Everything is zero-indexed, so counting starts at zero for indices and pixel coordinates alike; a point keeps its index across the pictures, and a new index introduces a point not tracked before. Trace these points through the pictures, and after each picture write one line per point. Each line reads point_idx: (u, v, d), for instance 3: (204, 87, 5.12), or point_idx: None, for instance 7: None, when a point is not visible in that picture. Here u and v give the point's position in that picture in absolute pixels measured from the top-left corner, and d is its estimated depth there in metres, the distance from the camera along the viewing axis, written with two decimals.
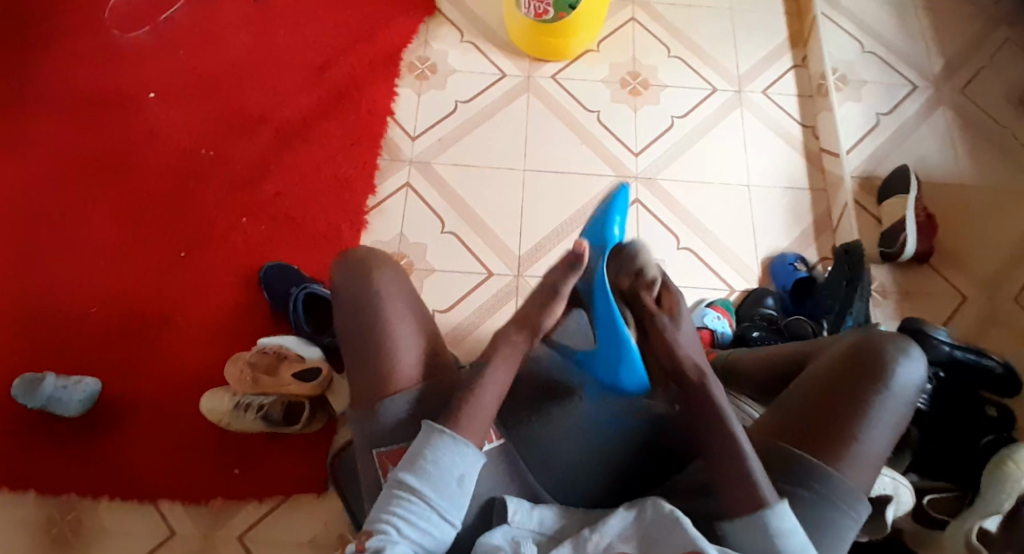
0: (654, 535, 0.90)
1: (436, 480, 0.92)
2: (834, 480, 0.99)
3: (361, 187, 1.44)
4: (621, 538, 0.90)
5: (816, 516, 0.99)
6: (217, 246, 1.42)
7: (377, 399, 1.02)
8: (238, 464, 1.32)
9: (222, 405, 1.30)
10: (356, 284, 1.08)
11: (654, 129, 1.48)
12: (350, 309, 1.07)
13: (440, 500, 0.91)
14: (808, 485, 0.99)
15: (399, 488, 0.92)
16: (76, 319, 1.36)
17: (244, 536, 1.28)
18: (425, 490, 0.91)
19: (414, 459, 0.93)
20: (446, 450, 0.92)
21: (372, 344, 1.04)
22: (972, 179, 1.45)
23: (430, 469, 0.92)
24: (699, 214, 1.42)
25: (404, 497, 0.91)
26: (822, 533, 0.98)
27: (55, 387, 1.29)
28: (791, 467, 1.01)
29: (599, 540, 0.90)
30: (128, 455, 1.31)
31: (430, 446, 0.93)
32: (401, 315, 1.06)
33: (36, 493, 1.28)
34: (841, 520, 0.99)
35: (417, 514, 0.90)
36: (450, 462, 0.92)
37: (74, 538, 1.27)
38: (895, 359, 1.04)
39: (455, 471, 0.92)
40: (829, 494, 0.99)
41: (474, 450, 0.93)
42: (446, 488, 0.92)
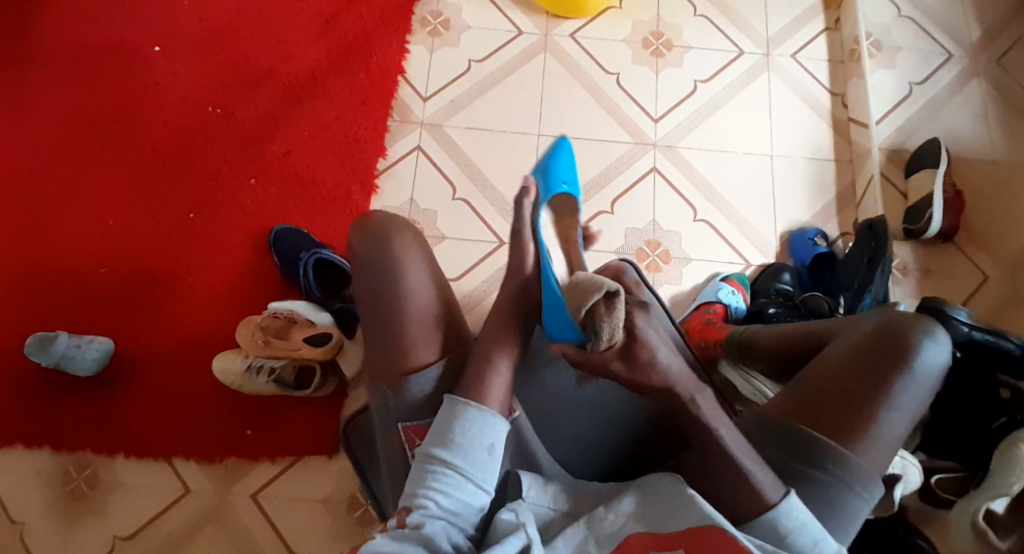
0: (666, 516, 0.87)
1: (466, 450, 0.91)
2: (851, 464, 0.98)
3: (372, 149, 1.41)
4: (635, 517, 0.89)
5: (829, 499, 0.98)
6: (228, 206, 1.40)
7: (397, 377, 1.01)
8: (250, 425, 1.33)
9: (234, 367, 1.31)
10: (375, 257, 1.05)
11: (675, 95, 1.43)
12: (368, 280, 1.05)
13: (473, 471, 0.91)
14: (822, 467, 0.98)
15: (432, 462, 0.91)
16: (86, 278, 1.36)
17: (257, 495, 1.31)
18: (460, 461, 0.90)
19: (443, 434, 0.92)
20: (473, 420, 0.92)
21: (386, 322, 1.03)
22: (1003, 154, 1.40)
23: (460, 441, 0.91)
24: (719, 184, 1.39)
25: (438, 470, 0.90)
26: (836, 518, 0.97)
27: (67, 347, 1.30)
28: (806, 449, 0.99)
29: (612, 520, 0.88)
30: (141, 415, 1.33)
31: (457, 418, 0.92)
32: (420, 288, 1.04)
33: (52, 450, 1.31)
34: (854, 503, 0.98)
35: (453, 486, 0.90)
36: (480, 433, 0.92)
37: (90, 494, 1.29)
38: (919, 343, 1.01)
39: (485, 441, 0.92)
40: (846, 478, 0.97)
41: (501, 419, 0.93)
42: (478, 457, 0.91)
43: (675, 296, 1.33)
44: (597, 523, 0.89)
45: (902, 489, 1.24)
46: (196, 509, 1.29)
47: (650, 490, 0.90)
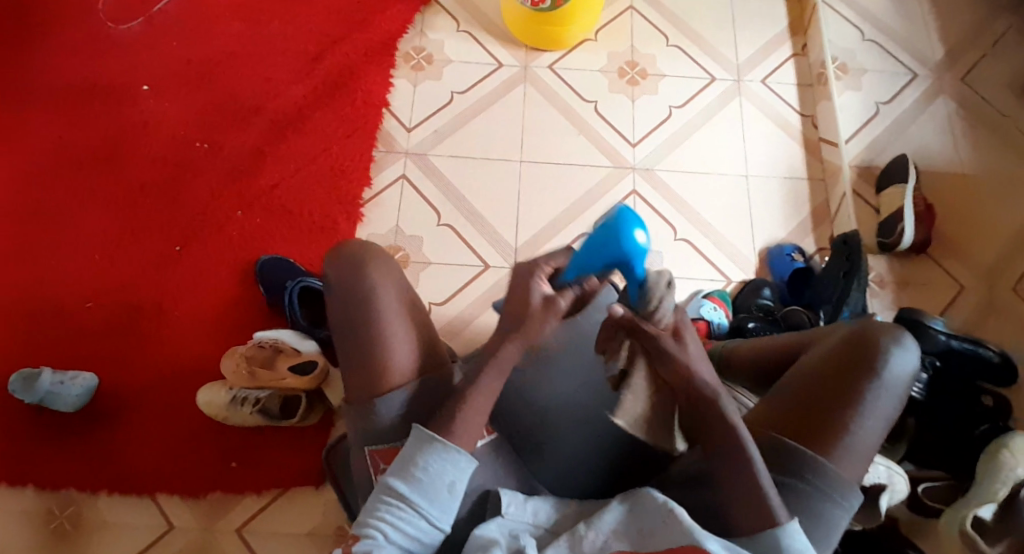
0: (646, 532, 0.89)
1: (425, 487, 0.90)
2: (827, 471, 0.98)
3: (357, 180, 1.43)
4: (617, 534, 0.89)
5: (811, 508, 0.98)
6: (214, 239, 1.41)
7: (370, 399, 1.02)
8: (236, 457, 1.32)
9: (219, 398, 1.30)
10: (347, 280, 1.06)
11: (652, 120, 1.47)
12: (343, 306, 1.06)
13: (430, 507, 0.90)
14: (801, 477, 0.98)
15: (388, 494, 0.91)
16: (70, 313, 1.36)
17: (243, 529, 1.29)
18: (415, 497, 0.90)
19: (405, 467, 0.91)
20: (436, 458, 0.91)
21: (364, 343, 1.03)
22: (971, 169, 1.44)
23: (418, 476, 0.91)
24: (699, 204, 1.42)
25: (392, 502, 0.90)
26: (814, 527, 0.98)
27: (51, 383, 1.29)
28: (785, 458, 1.00)
29: (593, 538, 0.89)
30: (126, 449, 1.31)
31: (420, 453, 0.91)
32: (393, 309, 1.05)
33: (35, 488, 1.29)
34: (834, 511, 0.99)
35: (404, 520, 0.90)
36: (441, 471, 0.91)
37: (72, 532, 1.27)
38: (889, 352, 1.03)
39: (445, 479, 0.91)
40: (824, 486, 0.98)
41: (466, 458, 0.91)
42: (436, 494, 0.91)
43: None
44: (578, 540, 0.89)
45: (890, 498, 1.24)
46: (182, 545, 1.27)
47: (627, 506, 0.91)
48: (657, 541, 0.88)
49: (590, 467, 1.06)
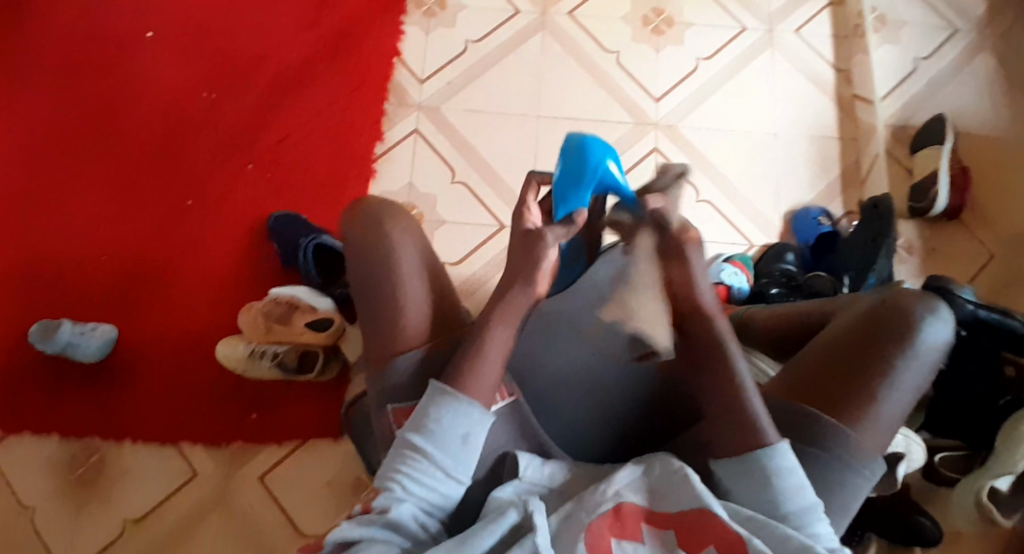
0: (659, 495, 0.88)
1: (439, 439, 0.91)
2: (848, 441, 0.96)
3: (368, 133, 1.40)
4: (631, 488, 0.89)
5: (832, 478, 0.97)
6: (224, 194, 1.40)
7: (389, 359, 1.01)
8: (256, 408, 1.35)
9: (237, 352, 1.31)
10: (365, 251, 1.05)
11: (676, 74, 1.41)
12: (361, 264, 1.05)
13: (445, 458, 0.91)
14: (824, 448, 0.96)
15: (403, 447, 0.92)
16: (86, 265, 1.37)
17: (264, 478, 1.33)
18: (431, 449, 0.91)
19: (418, 419, 0.92)
20: (448, 409, 0.91)
21: (380, 306, 1.03)
22: (1008, 130, 1.38)
23: (433, 428, 0.91)
24: (724, 164, 1.37)
25: (407, 455, 0.91)
26: (835, 495, 0.97)
27: (71, 335, 1.31)
28: (808, 428, 0.98)
29: (608, 488, 0.88)
30: (146, 401, 1.34)
31: (433, 406, 0.92)
32: (409, 272, 1.04)
33: (61, 437, 1.33)
34: (855, 480, 0.97)
35: (422, 472, 0.90)
36: (454, 422, 0.91)
37: (98, 479, 1.31)
38: (922, 321, 1.00)
39: (457, 430, 0.91)
40: (846, 457, 0.96)
41: (480, 409, 0.91)
42: (450, 447, 0.91)
43: None
44: (592, 497, 0.88)
45: (907, 466, 1.27)
46: (204, 493, 1.31)
47: (646, 470, 0.90)
48: (669, 503, 0.88)
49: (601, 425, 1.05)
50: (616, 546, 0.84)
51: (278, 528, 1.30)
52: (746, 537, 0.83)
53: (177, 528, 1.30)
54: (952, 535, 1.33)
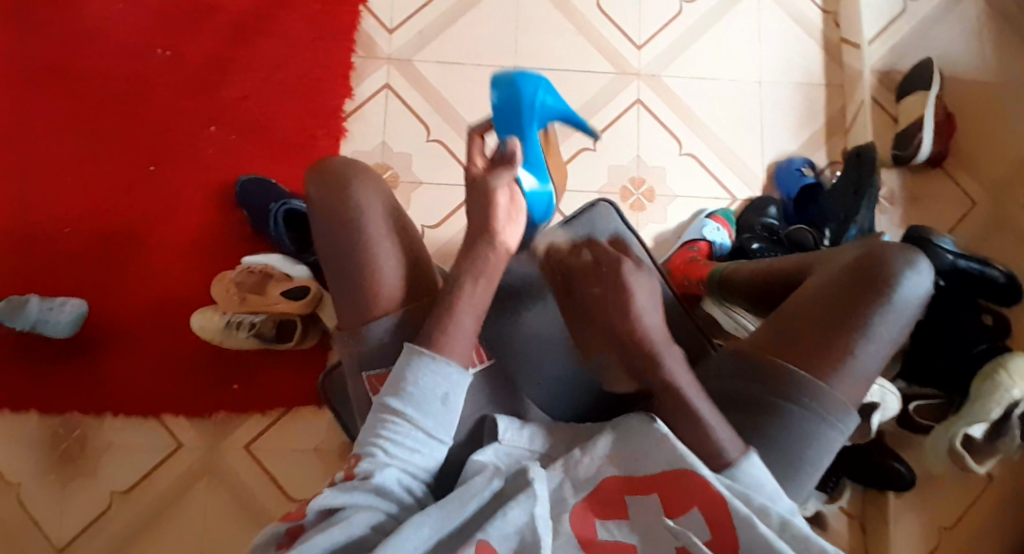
0: (637, 456, 0.86)
1: (419, 401, 0.87)
2: (822, 394, 0.95)
3: (336, 90, 1.36)
4: (610, 458, 0.87)
5: (801, 431, 0.95)
6: (189, 157, 1.35)
7: (360, 326, 0.96)
8: (237, 379, 1.33)
9: (212, 324, 1.28)
10: (330, 212, 0.99)
11: (659, 19, 1.39)
12: (327, 229, 0.99)
13: (426, 419, 0.87)
14: (794, 400, 0.95)
15: (382, 412, 0.87)
16: (49, 236, 1.32)
17: (250, 446, 1.32)
18: (410, 411, 0.86)
19: (396, 383, 0.88)
20: (425, 371, 0.87)
21: (349, 271, 0.97)
22: (992, 73, 1.37)
23: (411, 391, 0.87)
24: (705, 115, 1.35)
25: (387, 420, 0.87)
26: (805, 446, 0.96)
27: (40, 310, 1.26)
28: (784, 380, 0.96)
29: (587, 463, 0.87)
30: (123, 373, 1.32)
31: (410, 368, 0.87)
32: (376, 232, 0.98)
33: (40, 413, 1.31)
34: (825, 432, 0.96)
35: (403, 435, 0.86)
36: (433, 383, 0.87)
37: (81, 454, 1.30)
38: (901, 274, 0.97)
39: (437, 390, 0.87)
40: (819, 409, 0.95)
41: (457, 368, 0.88)
42: (430, 407, 0.87)
43: (658, 236, 1.31)
44: (572, 466, 0.88)
45: (881, 416, 1.25)
46: (189, 463, 1.31)
47: (624, 431, 0.88)
48: (649, 465, 0.86)
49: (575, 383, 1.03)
50: (599, 527, 0.84)
51: (266, 495, 1.30)
52: (728, 498, 0.81)
53: (163, 500, 1.29)
54: (926, 476, 1.34)
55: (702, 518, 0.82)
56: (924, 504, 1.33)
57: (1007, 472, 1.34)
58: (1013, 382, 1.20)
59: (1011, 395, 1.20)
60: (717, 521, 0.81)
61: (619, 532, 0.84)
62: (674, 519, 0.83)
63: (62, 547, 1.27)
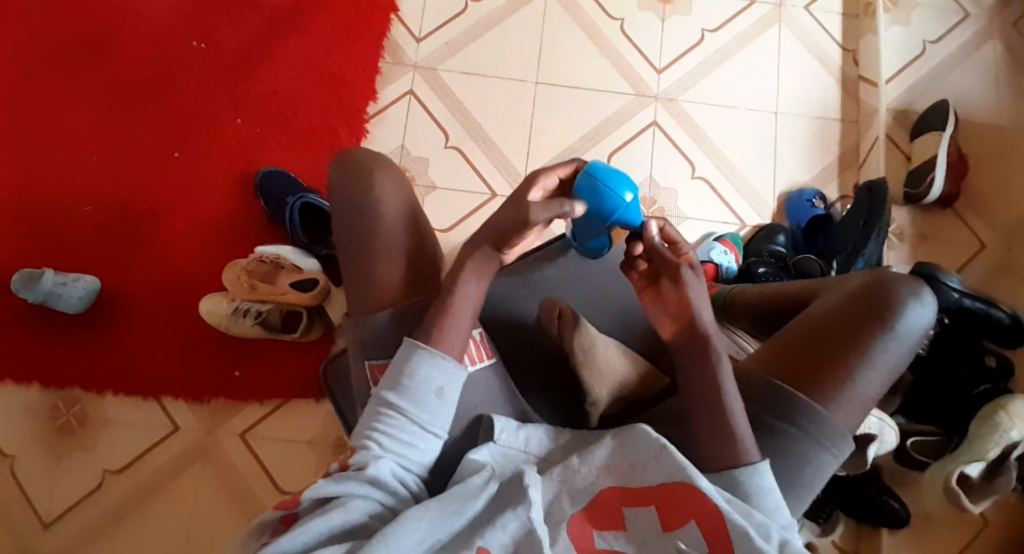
0: (637, 469, 0.85)
1: (414, 394, 0.88)
2: (819, 416, 0.95)
3: (362, 91, 1.40)
4: (607, 469, 0.86)
5: (798, 453, 0.95)
6: (212, 146, 1.39)
7: (364, 314, 0.98)
8: (239, 366, 1.35)
9: (221, 309, 1.31)
10: (344, 206, 1.01)
11: (681, 45, 1.42)
12: (343, 214, 1.01)
13: (421, 413, 0.88)
14: (793, 422, 0.95)
15: (379, 405, 0.89)
16: (70, 213, 1.35)
17: (245, 434, 1.33)
18: (406, 404, 0.88)
19: (394, 377, 0.89)
20: (422, 364, 0.88)
21: (363, 260, 1.00)
22: (1008, 119, 1.38)
23: (408, 385, 0.88)
24: (721, 141, 1.38)
25: (383, 413, 0.88)
26: (800, 469, 0.95)
27: (53, 284, 1.29)
28: (781, 402, 0.96)
29: (585, 474, 0.86)
30: (129, 352, 1.34)
31: (407, 361, 0.89)
32: (386, 226, 1.00)
33: (43, 386, 1.33)
34: (820, 456, 0.96)
35: (399, 428, 0.87)
36: (428, 376, 0.88)
37: (80, 429, 1.32)
38: (903, 304, 0.99)
39: (432, 383, 0.88)
40: (815, 432, 0.95)
41: (453, 362, 0.89)
42: (426, 401, 0.88)
43: None
44: (570, 476, 0.86)
45: (878, 447, 1.24)
46: (183, 447, 1.32)
47: (625, 441, 0.87)
48: (648, 478, 0.85)
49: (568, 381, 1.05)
50: (597, 537, 0.83)
51: (258, 484, 1.31)
52: (726, 511, 0.81)
53: (154, 481, 1.31)
54: (921, 518, 1.33)
55: (700, 533, 0.82)
56: (919, 545, 1.31)
57: (1006, 520, 1.32)
58: (1012, 423, 1.20)
59: (1010, 435, 1.20)
60: (712, 534, 0.81)
61: (617, 543, 0.83)
62: (672, 530, 0.83)
63: (52, 521, 1.29)
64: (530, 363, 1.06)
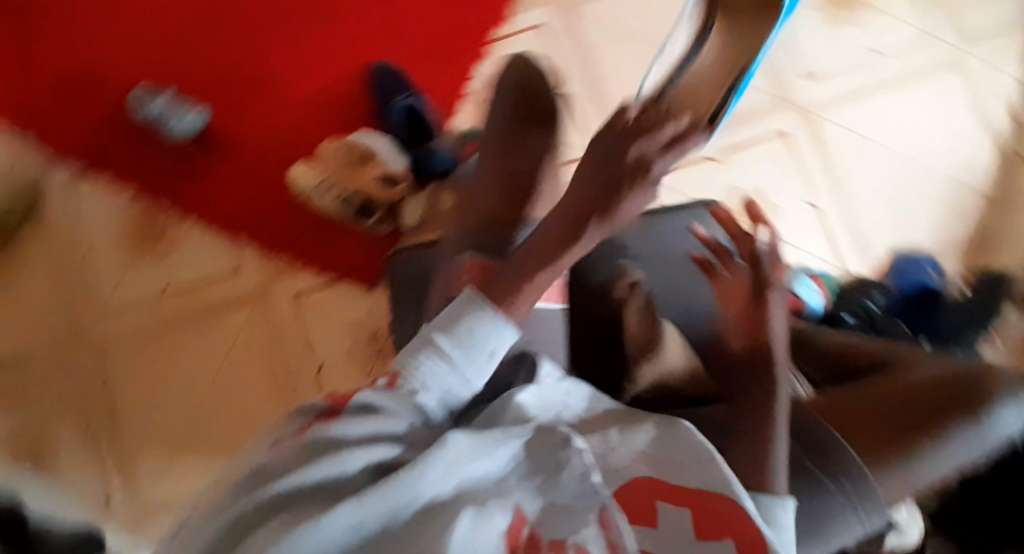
0: (677, 467, 0.76)
1: (469, 351, 0.78)
2: (863, 480, 0.91)
3: (489, 19, 1.54)
4: (646, 458, 0.77)
5: (826, 507, 0.89)
6: (345, 32, 1.51)
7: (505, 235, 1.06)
8: (307, 235, 1.42)
9: (307, 178, 1.38)
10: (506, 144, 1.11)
11: (840, 67, 1.47)
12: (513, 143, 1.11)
13: (469, 369, 0.77)
14: (837, 479, 0.90)
15: (424, 343, 0.77)
16: (210, 52, 1.48)
17: (297, 296, 1.40)
18: (458, 355, 0.77)
19: (450, 322, 0.78)
20: (484, 322, 0.79)
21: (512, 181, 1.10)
22: None
23: (462, 333, 0.78)
24: (839, 161, 1.42)
25: (428, 355, 0.77)
26: (818, 523, 0.89)
27: (162, 109, 1.40)
28: (828, 450, 0.92)
29: (623, 455, 0.77)
30: (216, 188, 1.43)
31: (471, 315, 0.79)
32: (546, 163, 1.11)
33: (133, 195, 1.42)
34: (848, 519, 0.90)
35: (444, 377, 0.76)
36: (485, 336, 0.78)
37: (153, 241, 1.41)
38: (999, 402, 1.00)
39: (489, 347, 0.78)
40: (852, 491, 0.90)
41: (512, 327, 0.80)
42: (477, 361, 0.78)
43: None
44: (609, 453, 0.77)
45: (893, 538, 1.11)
46: (238, 288, 1.39)
47: (668, 436, 0.78)
48: (688, 479, 0.75)
49: (610, 353, 1.06)
50: (616, 521, 0.72)
51: (292, 343, 1.38)
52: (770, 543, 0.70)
53: (205, 309, 1.39)
54: None
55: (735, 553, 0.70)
56: None
57: None
58: None
59: None
60: None
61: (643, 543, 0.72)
62: (702, 541, 0.72)
63: (107, 314, 1.38)
64: (585, 329, 1.09)
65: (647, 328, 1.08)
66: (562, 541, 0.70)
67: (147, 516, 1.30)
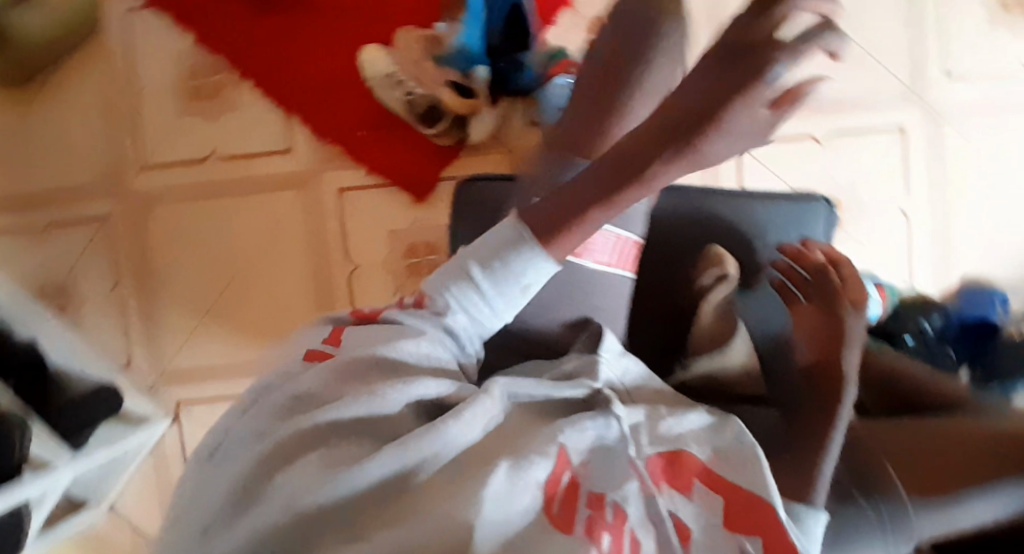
0: (727, 459, 0.71)
1: (502, 282, 0.72)
2: (897, 505, 0.82)
3: None
4: (694, 440, 0.73)
5: (849, 533, 0.82)
6: None
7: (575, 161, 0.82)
8: (364, 128, 1.33)
9: (376, 66, 1.26)
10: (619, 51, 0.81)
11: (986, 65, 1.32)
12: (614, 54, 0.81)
13: (496, 301, 0.73)
14: (871, 499, 0.83)
15: (462, 267, 0.73)
16: None
17: (342, 191, 1.33)
18: (487, 288, 0.72)
19: (490, 253, 0.72)
20: (524, 258, 0.71)
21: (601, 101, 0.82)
22: None
23: (502, 268, 0.72)
24: (924, 172, 1.34)
25: (461, 285, 0.73)
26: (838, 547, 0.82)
27: None
28: (867, 471, 0.86)
29: (671, 426, 0.74)
30: (279, 53, 1.32)
31: (515, 245, 0.71)
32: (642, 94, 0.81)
33: (193, 42, 1.33)
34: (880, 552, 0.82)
35: (467, 308, 0.73)
36: (529, 272, 0.72)
37: (207, 97, 1.34)
38: None
39: (523, 278, 0.72)
40: (886, 518, 0.82)
41: (552, 260, 0.72)
42: (508, 291, 0.72)
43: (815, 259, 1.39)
44: (653, 422, 0.73)
45: None
46: (284, 169, 1.33)
47: (718, 427, 0.74)
48: (729, 469, 0.71)
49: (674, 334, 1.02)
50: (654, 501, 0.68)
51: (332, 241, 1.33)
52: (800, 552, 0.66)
53: (246, 183, 1.34)
54: None
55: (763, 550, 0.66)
56: None
57: None
58: None
59: None
60: None
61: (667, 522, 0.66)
62: (730, 533, 0.67)
63: (150, 169, 1.34)
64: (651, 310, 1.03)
65: (719, 323, 1.01)
66: (601, 494, 0.66)
67: (176, 383, 1.34)
